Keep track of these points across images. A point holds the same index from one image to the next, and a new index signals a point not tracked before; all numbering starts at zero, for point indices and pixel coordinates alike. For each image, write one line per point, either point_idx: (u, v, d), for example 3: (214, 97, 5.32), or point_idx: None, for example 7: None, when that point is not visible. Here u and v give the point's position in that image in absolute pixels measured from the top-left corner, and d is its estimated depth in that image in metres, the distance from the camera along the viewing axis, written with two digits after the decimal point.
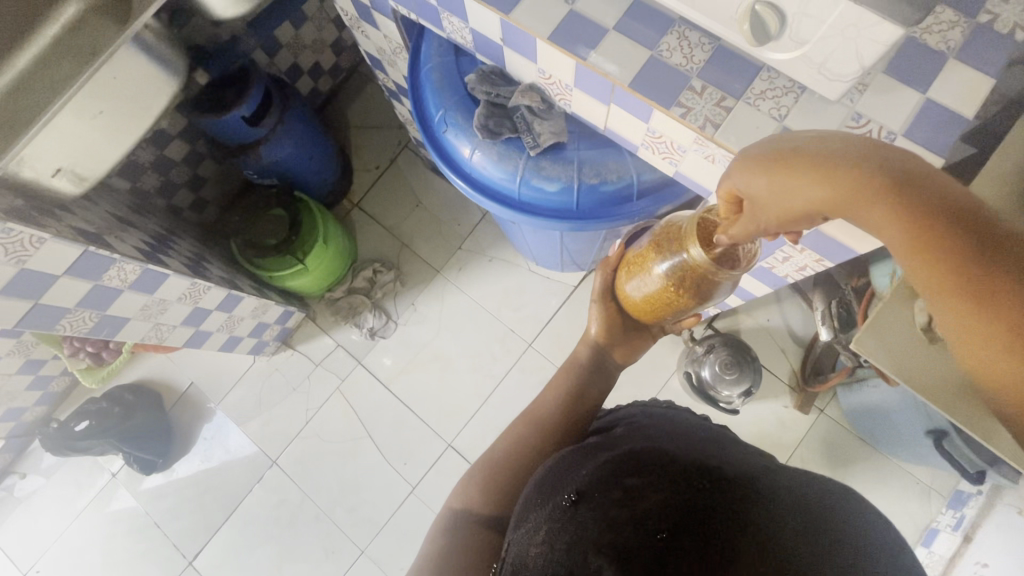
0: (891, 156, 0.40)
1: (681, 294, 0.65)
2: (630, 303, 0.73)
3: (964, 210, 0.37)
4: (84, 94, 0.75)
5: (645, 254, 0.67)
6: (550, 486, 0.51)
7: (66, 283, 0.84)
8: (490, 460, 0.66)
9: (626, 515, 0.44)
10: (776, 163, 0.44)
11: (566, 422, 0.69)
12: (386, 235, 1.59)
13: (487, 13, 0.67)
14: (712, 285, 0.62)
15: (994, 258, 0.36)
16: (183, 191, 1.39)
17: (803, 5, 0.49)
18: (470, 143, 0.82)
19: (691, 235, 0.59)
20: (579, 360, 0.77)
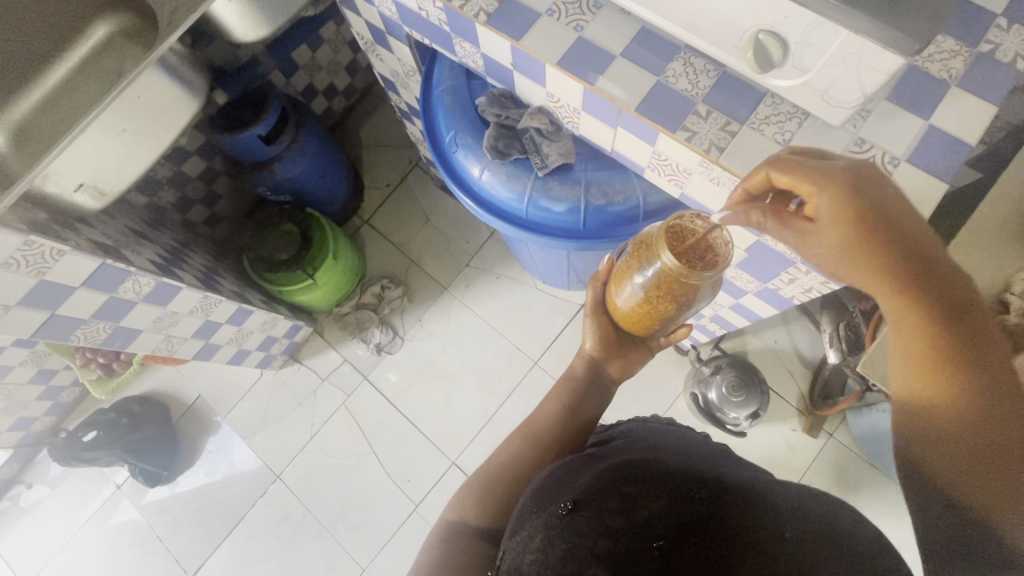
0: (958, 281, 0.47)
1: (667, 301, 0.66)
2: (621, 314, 0.73)
3: (984, 349, 0.45)
4: (109, 113, 0.78)
5: (626, 266, 0.68)
6: (547, 494, 0.50)
7: (83, 295, 0.86)
8: (489, 471, 0.66)
9: (624, 523, 0.44)
10: (871, 214, 0.48)
11: (565, 435, 0.69)
12: (395, 251, 1.61)
13: (499, 39, 0.69)
14: (692, 289, 0.63)
15: (990, 395, 0.43)
16: (198, 206, 1.42)
17: (805, 34, 0.51)
18: (478, 163, 0.83)
19: (661, 242, 0.61)
20: (575, 374, 0.77)
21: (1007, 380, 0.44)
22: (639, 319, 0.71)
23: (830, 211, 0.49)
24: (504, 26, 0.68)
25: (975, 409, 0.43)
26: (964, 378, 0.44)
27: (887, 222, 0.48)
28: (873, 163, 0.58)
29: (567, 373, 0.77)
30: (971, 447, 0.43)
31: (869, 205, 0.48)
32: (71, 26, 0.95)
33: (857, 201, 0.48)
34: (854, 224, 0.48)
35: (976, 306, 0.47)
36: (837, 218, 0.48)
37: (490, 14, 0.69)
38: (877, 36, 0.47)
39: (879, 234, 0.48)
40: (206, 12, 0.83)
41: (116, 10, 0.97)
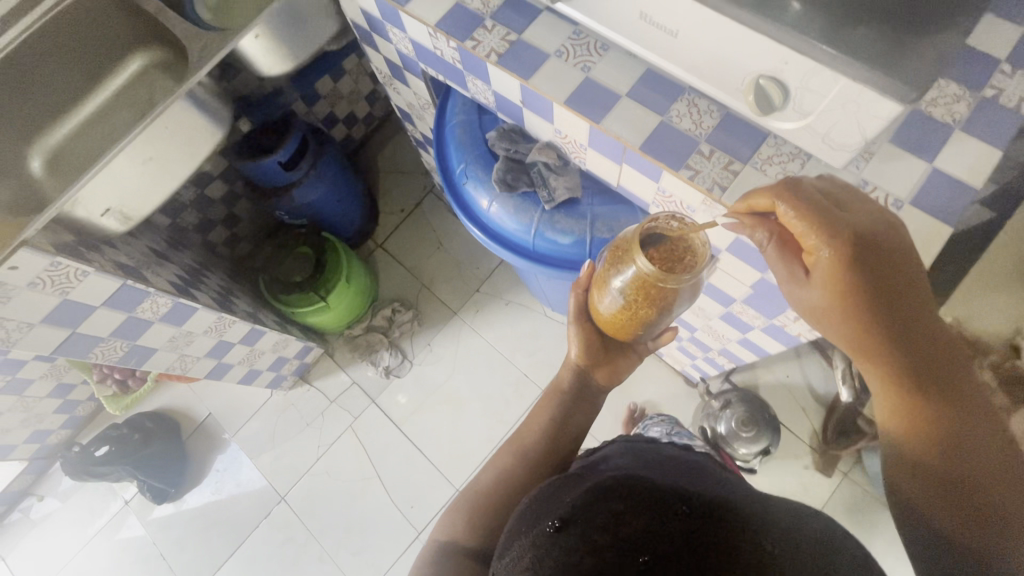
0: (935, 333, 0.52)
1: (645, 305, 0.66)
2: (603, 320, 0.73)
3: (951, 395, 0.50)
4: (138, 142, 0.82)
5: (604, 271, 0.69)
6: (535, 514, 0.48)
7: (103, 315, 0.89)
8: (481, 491, 0.67)
9: (610, 539, 0.41)
10: (868, 268, 0.51)
11: (555, 454, 0.70)
12: (407, 276, 1.63)
13: (509, 79, 0.72)
14: (671, 293, 0.64)
15: (955, 435, 0.49)
16: (219, 228, 1.47)
17: (804, 80, 0.52)
18: (488, 195, 0.84)
19: (636, 247, 0.62)
20: (562, 384, 0.77)
21: (977, 426, 0.49)
22: (622, 325, 0.72)
23: (830, 262, 0.52)
24: (514, 66, 0.71)
25: (948, 451, 0.48)
26: (931, 420, 0.49)
27: (883, 277, 0.51)
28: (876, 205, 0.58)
29: (555, 386, 0.77)
30: (944, 479, 0.47)
31: (869, 261, 0.51)
32: (106, 56, 0.98)
33: (858, 256, 0.51)
34: (851, 274, 0.51)
35: (949, 355, 0.51)
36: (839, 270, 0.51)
37: (501, 55, 0.71)
38: (875, 81, 0.48)
39: (874, 288, 0.51)
40: (233, 49, 0.87)
41: (148, 46, 0.98)
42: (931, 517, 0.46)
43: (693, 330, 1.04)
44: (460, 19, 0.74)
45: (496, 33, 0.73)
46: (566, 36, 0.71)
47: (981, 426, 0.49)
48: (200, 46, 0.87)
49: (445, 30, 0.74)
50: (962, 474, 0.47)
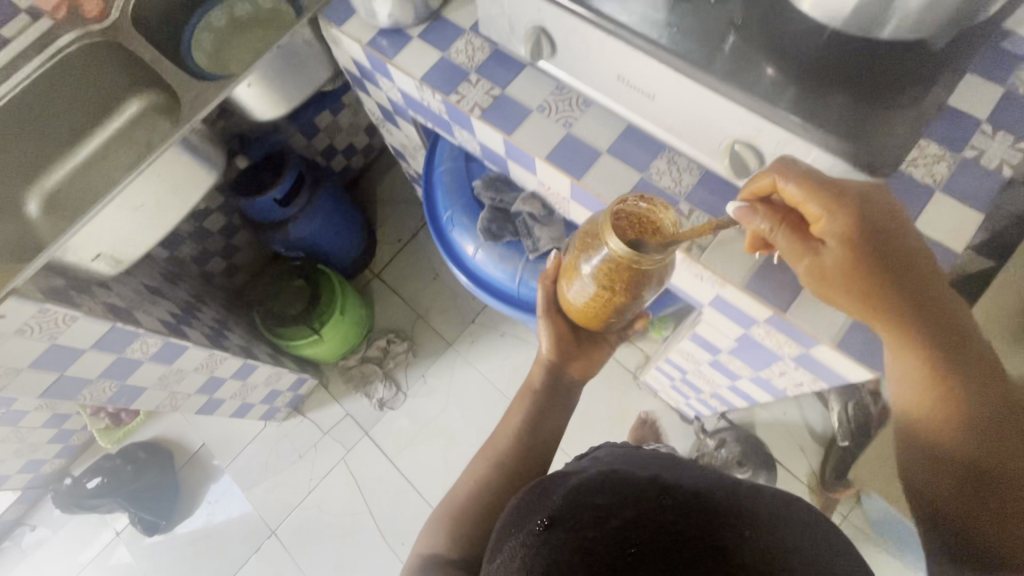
0: (948, 306, 0.50)
1: (615, 290, 0.60)
2: (575, 311, 0.69)
3: (973, 369, 0.48)
4: (130, 190, 0.83)
5: (573, 259, 0.63)
6: (522, 516, 0.44)
7: (91, 357, 0.89)
8: (454, 499, 0.67)
9: (598, 534, 0.38)
10: (874, 248, 0.49)
11: (528, 457, 0.69)
12: (402, 306, 1.64)
13: (492, 133, 0.73)
14: (647, 276, 0.58)
15: (981, 412, 0.47)
16: (216, 259, 1.48)
17: (778, 149, 0.53)
18: (473, 241, 0.84)
19: (607, 227, 0.55)
20: (534, 383, 0.75)
21: (1000, 404, 0.47)
22: (595, 315, 0.66)
23: (836, 234, 0.49)
24: (497, 121, 0.71)
25: (974, 432, 0.47)
26: (956, 395, 0.48)
27: (887, 250, 0.49)
28: None
29: (526, 383, 0.76)
30: (967, 465, 0.46)
31: (875, 233, 0.49)
32: (104, 100, 0.99)
33: (862, 228, 0.48)
34: (859, 255, 0.49)
35: (966, 327, 0.49)
36: (847, 244, 0.49)
37: (484, 109, 0.72)
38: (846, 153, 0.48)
39: (882, 263, 0.49)
40: (227, 97, 0.89)
41: (146, 91, 0.99)
42: (948, 507, 0.47)
43: (684, 373, 1.03)
44: (446, 72, 0.75)
45: (481, 87, 0.74)
46: (549, 91, 0.71)
47: (1008, 401, 0.47)
48: (194, 95, 0.89)
49: (431, 83, 0.75)
50: (989, 460, 0.46)
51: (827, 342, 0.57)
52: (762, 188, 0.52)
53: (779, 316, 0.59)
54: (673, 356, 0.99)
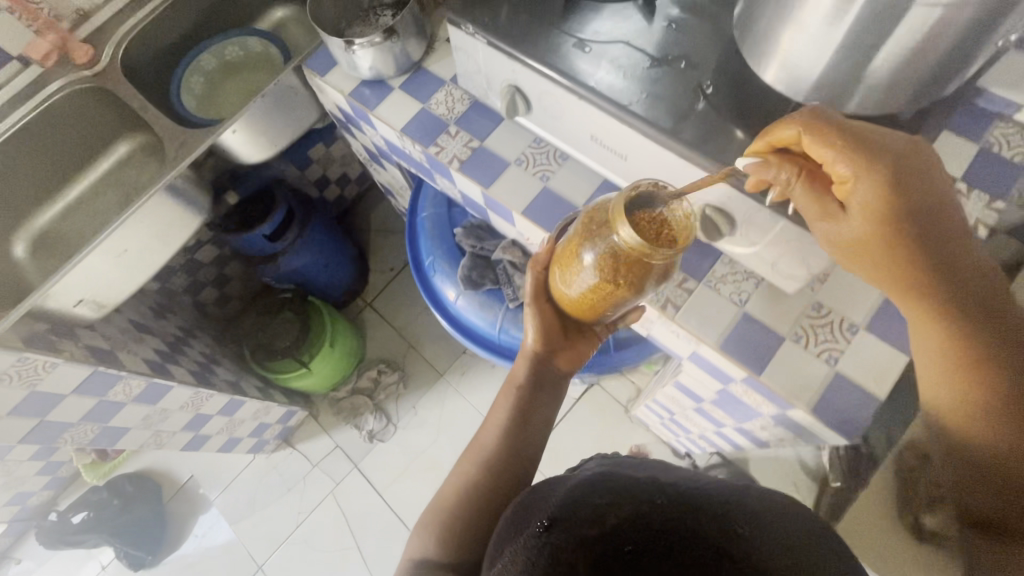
0: (982, 280, 0.44)
1: (618, 281, 0.53)
2: (569, 300, 0.61)
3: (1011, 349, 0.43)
4: (114, 236, 0.84)
5: (573, 246, 0.56)
6: (521, 522, 0.39)
7: (73, 401, 0.89)
8: (436, 514, 0.59)
9: (598, 534, 0.33)
10: (909, 208, 0.43)
11: (516, 460, 0.61)
12: (394, 336, 1.63)
13: (471, 185, 0.73)
14: (653, 268, 0.52)
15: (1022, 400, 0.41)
16: (209, 288, 1.42)
17: (748, 216, 0.53)
18: (455, 288, 0.84)
19: (618, 215, 0.48)
20: (518, 379, 0.66)
21: None
22: (590, 305, 0.59)
23: (865, 195, 0.43)
24: (476, 173, 0.72)
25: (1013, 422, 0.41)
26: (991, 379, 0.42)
27: (920, 214, 0.43)
28: (830, 332, 0.58)
29: (510, 377, 0.67)
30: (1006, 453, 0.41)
31: (909, 192, 0.43)
32: (95, 142, 1.00)
33: (895, 186, 0.43)
34: (892, 216, 0.43)
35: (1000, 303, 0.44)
36: (877, 203, 0.43)
37: (463, 161, 0.73)
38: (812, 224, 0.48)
39: (911, 227, 0.43)
40: (213, 143, 0.90)
41: (136, 132, 1.01)
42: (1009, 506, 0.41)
43: (671, 415, 1.02)
44: (426, 124, 0.76)
45: (460, 139, 0.74)
46: (527, 144, 0.72)
47: None
48: (181, 141, 0.90)
49: (411, 135, 0.75)
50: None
51: (799, 408, 0.56)
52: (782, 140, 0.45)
53: (753, 380, 0.58)
54: (659, 399, 0.99)
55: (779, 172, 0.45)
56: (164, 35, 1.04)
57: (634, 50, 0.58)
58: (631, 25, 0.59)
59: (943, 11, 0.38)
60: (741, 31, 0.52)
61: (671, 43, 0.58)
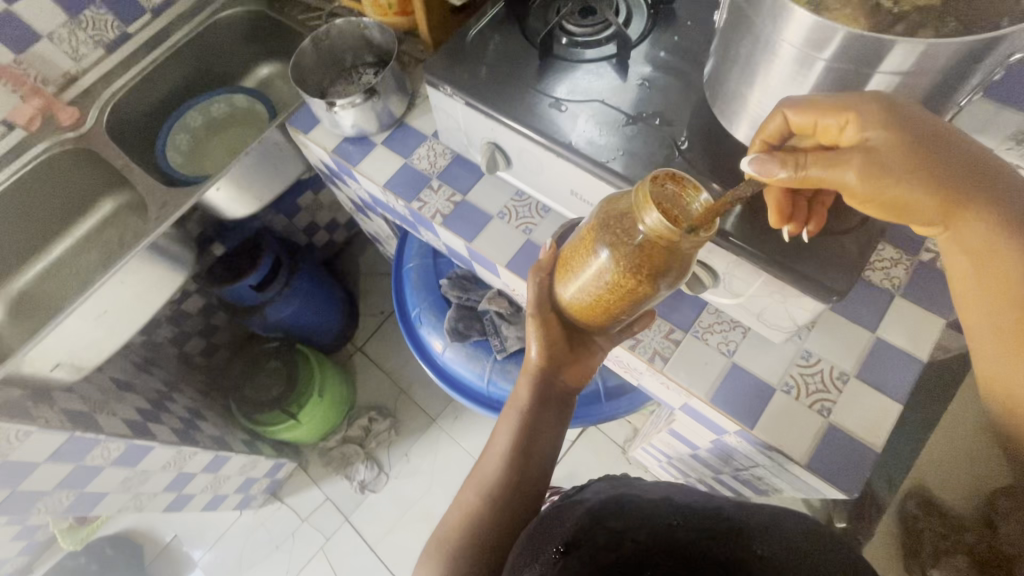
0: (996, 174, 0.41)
1: (640, 278, 0.45)
2: (571, 310, 0.53)
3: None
4: (88, 302, 0.85)
5: (580, 244, 0.49)
6: (535, 540, 0.40)
7: (47, 468, 0.85)
8: (442, 544, 0.53)
9: (615, 560, 0.36)
10: (915, 127, 0.39)
11: (525, 485, 0.54)
12: (385, 380, 1.61)
13: (454, 238, 0.73)
14: (677, 266, 0.44)
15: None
16: (195, 338, 1.39)
17: (729, 268, 0.53)
18: (442, 339, 0.83)
19: (645, 201, 0.40)
20: (522, 401, 0.58)
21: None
22: (600, 311, 0.51)
23: (880, 131, 0.38)
24: (459, 227, 0.72)
25: None
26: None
27: (932, 134, 0.39)
28: (821, 381, 0.57)
29: (510, 403, 0.58)
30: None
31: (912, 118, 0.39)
32: (78, 201, 1.00)
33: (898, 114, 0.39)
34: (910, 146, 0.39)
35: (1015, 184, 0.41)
36: (895, 133, 0.38)
37: (447, 215, 0.73)
38: (792, 278, 0.48)
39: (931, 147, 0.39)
40: (197, 200, 0.90)
41: (116, 190, 1.01)
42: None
43: (668, 460, 0.99)
44: (409, 179, 0.76)
45: (442, 193, 0.74)
46: (509, 197, 0.73)
47: None
48: (163, 199, 0.90)
49: (394, 189, 0.76)
50: None
51: (795, 462, 0.55)
52: (774, 133, 0.43)
53: (747, 433, 0.57)
54: (655, 444, 0.96)
55: (788, 158, 0.40)
56: (151, 94, 1.05)
57: (609, 107, 0.59)
58: (605, 83, 0.61)
59: (901, 77, 0.39)
60: (711, 89, 0.53)
61: (646, 101, 0.59)
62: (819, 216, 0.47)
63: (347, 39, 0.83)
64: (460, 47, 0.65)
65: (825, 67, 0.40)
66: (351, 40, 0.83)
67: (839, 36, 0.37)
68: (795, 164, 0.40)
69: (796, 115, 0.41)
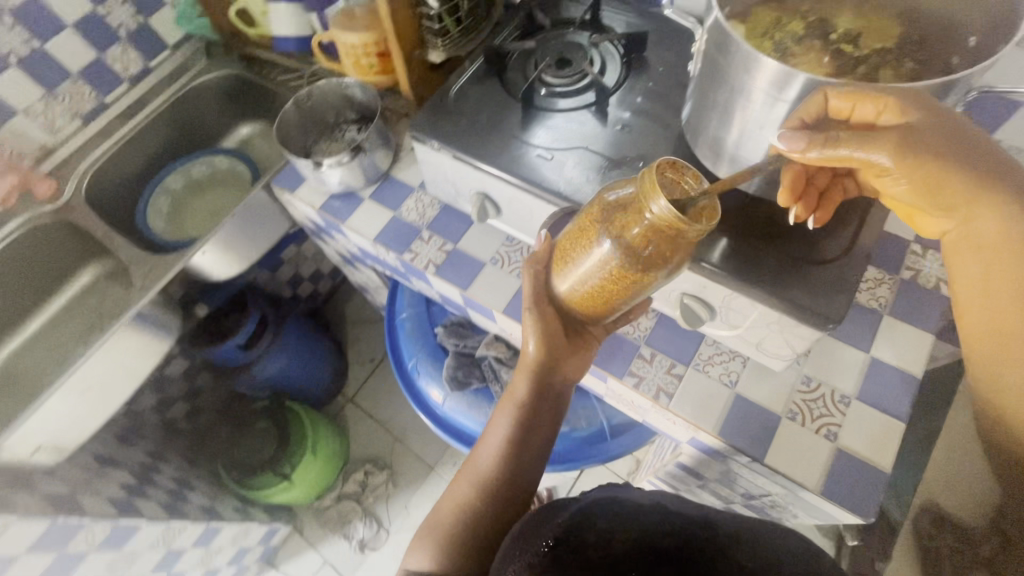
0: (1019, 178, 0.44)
1: (640, 266, 0.44)
2: (570, 301, 0.53)
3: None
4: (70, 381, 0.83)
5: (582, 229, 0.48)
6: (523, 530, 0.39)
7: (25, 563, 0.78)
8: (432, 534, 0.53)
9: (602, 561, 0.36)
10: (947, 117, 0.41)
11: (518, 482, 0.53)
12: (379, 430, 1.57)
13: (448, 286, 0.74)
14: (677, 254, 0.44)
15: None
16: (180, 403, 1.28)
17: (726, 302, 0.54)
18: (441, 389, 0.82)
19: (652, 188, 0.39)
20: (520, 396, 0.56)
21: None
22: (599, 300, 0.51)
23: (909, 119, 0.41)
24: (453, 276, 0.72)
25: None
26: None
27: (959, 133, 0.42)
28: (824, 405, 0.58)
29: (507, 397, 0.57)
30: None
31: (945, 112, 0.41)
32: (57, 273, 0.98)
33: (934, 106, 0.40)
34: (938, 139, 0.41)
35: None
36: (926, 122, 0.40)
37: (439, 265, 0.74)
38: (788, 308, 0.49)
39: (955, 146, 0.42)
40: (184, 266, 0.89)
41: (97, 260, 0.99)
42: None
43: (677, 493, 0.98)
44: (398, 232, 0.77)
45: (433, 243, 0.75)
46: (500, 243, 0.74)
47: None
48: (148, 268, 0.89)
49: (385, 242, 0.76)
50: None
51: (808, 489, 0.55)
52: (813, 113, 0.42)
53: (758, 465, 0.57)
54: (662, 478, 0.95)
55: (822, 134, 0.41)
56: (131, 161, 1.04)
57: (593, 153, 0.61)
58: (587, 129, 0.63)
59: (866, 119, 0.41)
60: (691, 131, 0.55)
61: (627, 144, 0.61)
62: (828, 209, 0.50)
63: (329, 98, 0.85)
64: (442, 101, 0.67)
65: (790, 109, 0.42)
66: (333, 99, 0.85)
67: (800, 80, 0.40)
68: (826, 140, 0.41)
69: (838, 98, 0.40)
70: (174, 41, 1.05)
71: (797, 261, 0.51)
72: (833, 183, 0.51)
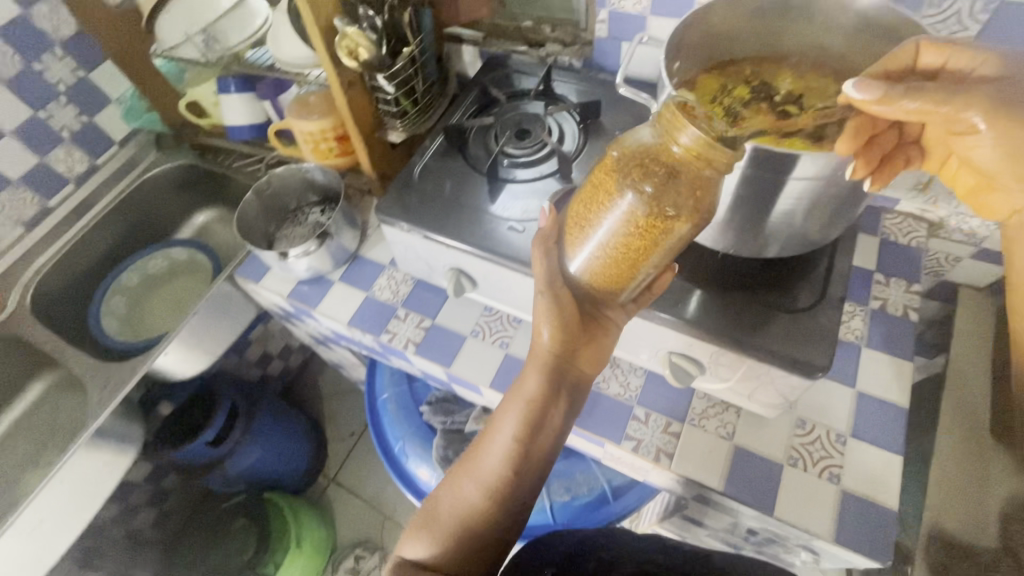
0: None
1: (659, 220, 0.40)
2: (584, 276, 0.47)
3: None
4: (22, 514, 0.75)
5: (599, 186, 0.43)
6: None
7: None
8: (430, 530, 0.49)
9: None
10: None
11: (523, 482, 0.49)
12: (366, 509, 1.48)
13: (429, 364, 0.71)
14: (698, 207, 0.40)
15: None
16: (145, 510, 1.18)
17: (713, 358, 0.54)
18: (431, 470, 0.79)
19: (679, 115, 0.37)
20: (530, 387, 0.49)
21: None
22: (620, 272, 0.45)
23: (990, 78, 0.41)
24: (434, 354, 0.71)
25: None
26: None
27: None
28: (821, 448, 0.58)
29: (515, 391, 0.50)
30: None
31: None
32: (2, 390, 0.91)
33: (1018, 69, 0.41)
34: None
35: None
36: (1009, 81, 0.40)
37: (417, 343, 0.72)
38: (772, 360, 0.49)
39: None
40: (144, 372, 0.84)
41: (45, 370, 0.93)
42: None
43: (683, 541, 0.95)
44: (372, 312, 0.75)
45: (410, 320, 0.73)
46: (479, 313, 0.73)
47: None
48: (104, 381, 0.84)
49: (359, 325, 0.74)
50: None
51: (820, 538, 0.54)
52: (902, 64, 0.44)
53: (766, 518, 0.56)
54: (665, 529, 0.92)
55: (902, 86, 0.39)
56: (83, 262, 1.00)
57: None
58: None
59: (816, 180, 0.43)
60: None
61: None
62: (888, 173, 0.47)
63: (289, 184, 0.84)
64: (406, 181, 0.67)
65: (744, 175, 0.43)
66: (293, 184, 0.84)
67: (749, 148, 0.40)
68: (906, 90, 0.39)
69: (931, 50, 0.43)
70: (121, 137, 1.03)
71: (775, 311, 0.52)
72: (897, 151, 0.48)
